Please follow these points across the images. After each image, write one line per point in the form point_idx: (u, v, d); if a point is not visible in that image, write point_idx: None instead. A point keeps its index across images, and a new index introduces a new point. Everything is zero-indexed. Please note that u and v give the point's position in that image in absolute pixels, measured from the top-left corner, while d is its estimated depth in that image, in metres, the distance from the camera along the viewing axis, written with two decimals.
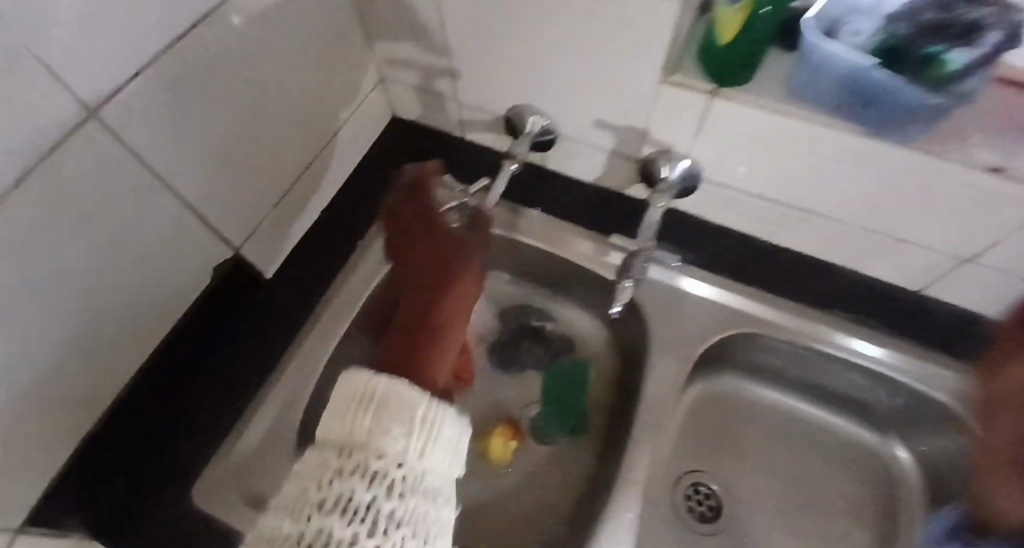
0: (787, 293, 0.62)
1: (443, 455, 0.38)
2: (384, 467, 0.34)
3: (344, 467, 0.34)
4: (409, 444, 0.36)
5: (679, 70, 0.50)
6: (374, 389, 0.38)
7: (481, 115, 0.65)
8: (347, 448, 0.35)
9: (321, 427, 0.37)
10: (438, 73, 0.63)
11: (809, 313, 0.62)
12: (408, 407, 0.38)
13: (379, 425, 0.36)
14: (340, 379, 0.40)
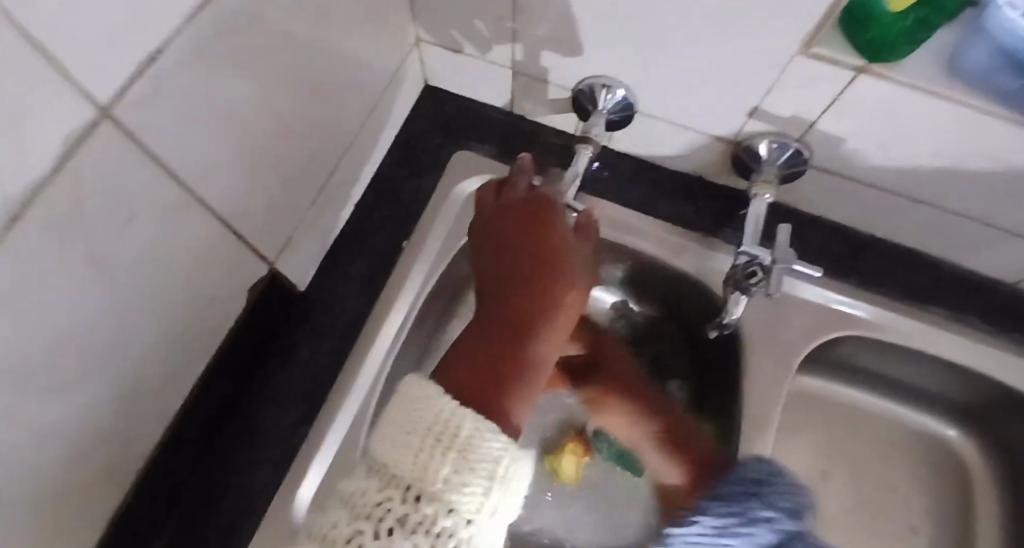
0: (887, 286, 0.57)
1: (505, 522, 0.25)
2: (449, 533, 0.22)
3: (407, 521, 0.22)
4: (481, 500, 0.23)
5: (821, 42, 0.41)
6: (454, 428, 0.25)
7: (546, 89, 0.57)
8: (409, 487, 0.23)
9: (375, 440, 0.25)
10: (490, 41, 0.54)
11: (905, 303, 0.57)
12: (491, 457, 0.24)
13: (450, 478, 0.23)
14: (409, 380, 0.27)
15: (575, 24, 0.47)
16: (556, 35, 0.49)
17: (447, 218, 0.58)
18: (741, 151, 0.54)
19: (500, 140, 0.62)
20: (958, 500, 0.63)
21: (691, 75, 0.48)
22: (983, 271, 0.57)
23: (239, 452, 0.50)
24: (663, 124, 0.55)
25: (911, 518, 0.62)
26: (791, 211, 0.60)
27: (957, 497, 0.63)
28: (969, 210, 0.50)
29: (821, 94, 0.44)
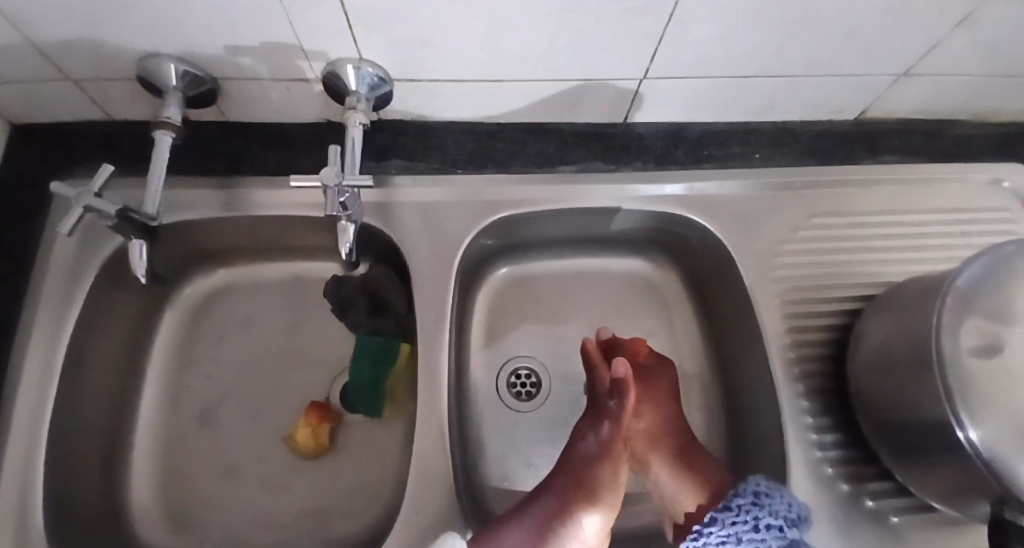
0: (521, 161, 0.62)
1: None
2: None
3: None
4: None
5: None
6: None
7: (109, 87, 0.54)
8: None
9: None
10: (17, 62, 0.50)
11: (538, 169, 0.62)
12: None
13: None
14: None
15: (40, 17, 0.44)
16: (44, 34, 0.46)
17: (73, 255, 0.55)
18: (332, 84, 0.54)
19: (107, 151, 0.59)
20: (679, 318, 0.69)
21: (201, 34, 0.47)
22: (597, 120, 0.64)
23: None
24: (239, 87, 0.54)
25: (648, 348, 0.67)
26: (423, 125, 0.63)
27: (672, 317, 0.69)
28: (522, 73, 0.54)
29: (318, 15, 0.45)
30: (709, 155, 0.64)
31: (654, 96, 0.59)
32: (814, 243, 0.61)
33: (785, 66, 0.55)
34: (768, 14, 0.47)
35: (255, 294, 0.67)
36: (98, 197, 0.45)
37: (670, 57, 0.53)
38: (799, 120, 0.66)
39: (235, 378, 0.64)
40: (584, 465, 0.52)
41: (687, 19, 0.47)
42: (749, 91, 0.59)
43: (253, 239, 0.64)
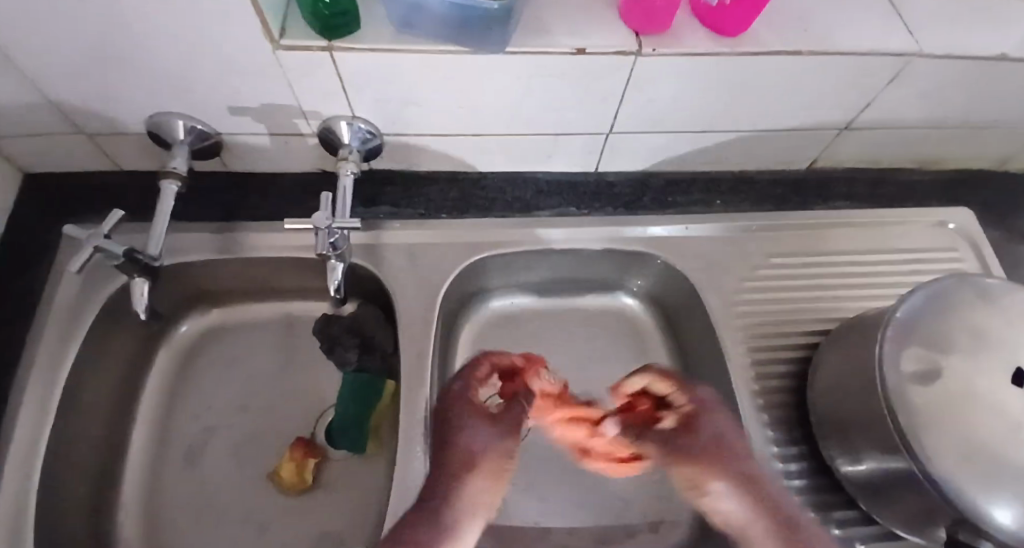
0: (500, 207, 0.67)
1: None
2: None
3: None
4: None
5: (286, 35, 0.47)
6: None
7: (121, 141, 0.59)
8: None
9: None
10: (37, 118, 0.55)
11: (516, 214, 0.67)
12: None
13: None
14: None
15: (64, 79, 0.49)
16: (67, 95, 0.52)
17: (75, 295, 0.58)
18: (326, 138, 0.59)
19: (114, 199, 0.63)
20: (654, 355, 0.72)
21: (207, 95, 0.52)
22: (572, 170, 0.69)
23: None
24: (240, 141, 0.59)
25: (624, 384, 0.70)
26: (410, 175, 0.68)
27: (648, 354, 0.72)
28: (499, 128, 0.60)
29: (314, 78, 0.51)
30: (675, 201, 0.69)
31: (621, 148, 0.65)
32: (774, 283, 0.65)
33: (737, 120, 0.61)
34: (713, 75, 0.54)
35: (248, 333, 0.70)
36: (108, 238, 0.49)
37: (632, 114, 0.59)
38: (757, 170, 0.72)
39: (223, 416, 0.66)
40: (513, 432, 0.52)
41: (642, 80, 0.53)
42: (708, 143, 0.65)
43: (248, 281, 0.67)
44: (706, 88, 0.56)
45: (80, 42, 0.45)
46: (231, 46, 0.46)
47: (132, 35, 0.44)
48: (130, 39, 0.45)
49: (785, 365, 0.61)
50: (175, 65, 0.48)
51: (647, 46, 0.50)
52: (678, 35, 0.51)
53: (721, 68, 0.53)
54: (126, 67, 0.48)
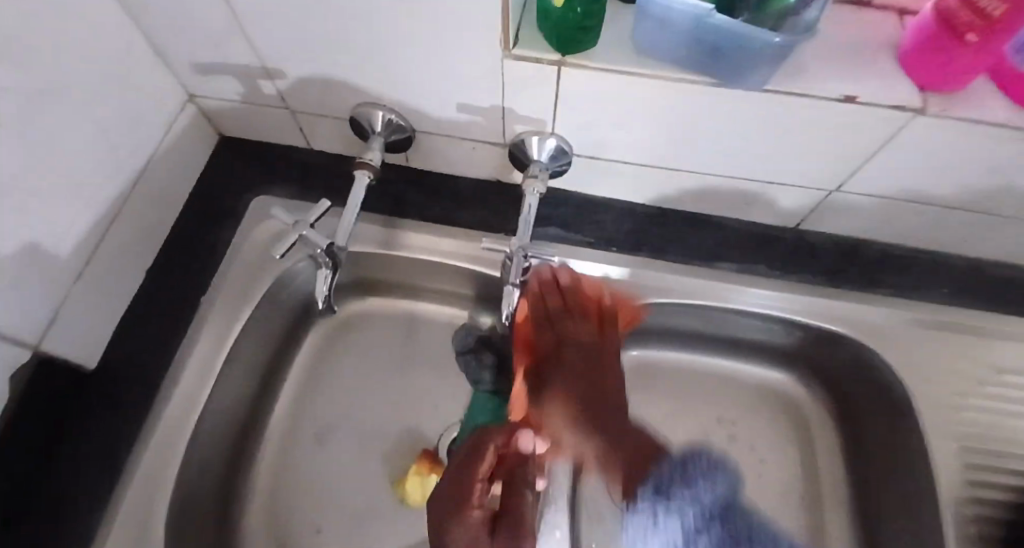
0: (678, 250, 0.61)
1: None
2: None
3: None
4: None
5: (519, 44, 0.44)
6: None
7: (320, 121, 0.59)
8: None
9: None
10: (255, 87, 0.56)
11: (695, 261, 0.60)
12: None
13: None
14: None
15: (292, 55, 0.50)
16: (288, 70, 0.52)
17: (250, 261, 0.59)
18: (516, 150, 0.56)
19: (299, 173, 0.64)
20: (810, 444, 0.65)
21: (418, 92, 0.51)
22: (766, 222, 0.61)
23: (63, 508, 0.49)
24: (430, 138, 0.58)
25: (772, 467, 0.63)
26: (585, 197, 0.64)
27: (805, 439, 0.65)
28: (705, 168, 0.54)
29: (532, 88, 0.47)
30: (886, 279, 0.59)
31: (838, 209, 0.56)
32: (998, 403, 0.56)
33: (1001, 202, 0.51)
34: (1002, 150, 0.44)
35: (387, 327, 0.69)
36: (311, 228, 0.49)
37: (872, 176, 0.50)
38: (996, 260, 0.59)
39: (355, 407, 0.66)
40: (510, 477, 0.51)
41: (904, 143, 0.45)
42: (951, 219, 0.54)
43: (402, 276, 0.66)
44: (980, 163, 0.46)
45: (321, 23, 0.44)
46: (462, 48, 0.44)
47: (370, 24, 0.43)
48: (366, 26, 0.44)
49: (996, 503, 0.52)
50: (399, 59, 0.47)
51: (933, 105, 0.41)
52: (976, 100, 0.41)
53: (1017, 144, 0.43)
54: (352, 52, 0.47)
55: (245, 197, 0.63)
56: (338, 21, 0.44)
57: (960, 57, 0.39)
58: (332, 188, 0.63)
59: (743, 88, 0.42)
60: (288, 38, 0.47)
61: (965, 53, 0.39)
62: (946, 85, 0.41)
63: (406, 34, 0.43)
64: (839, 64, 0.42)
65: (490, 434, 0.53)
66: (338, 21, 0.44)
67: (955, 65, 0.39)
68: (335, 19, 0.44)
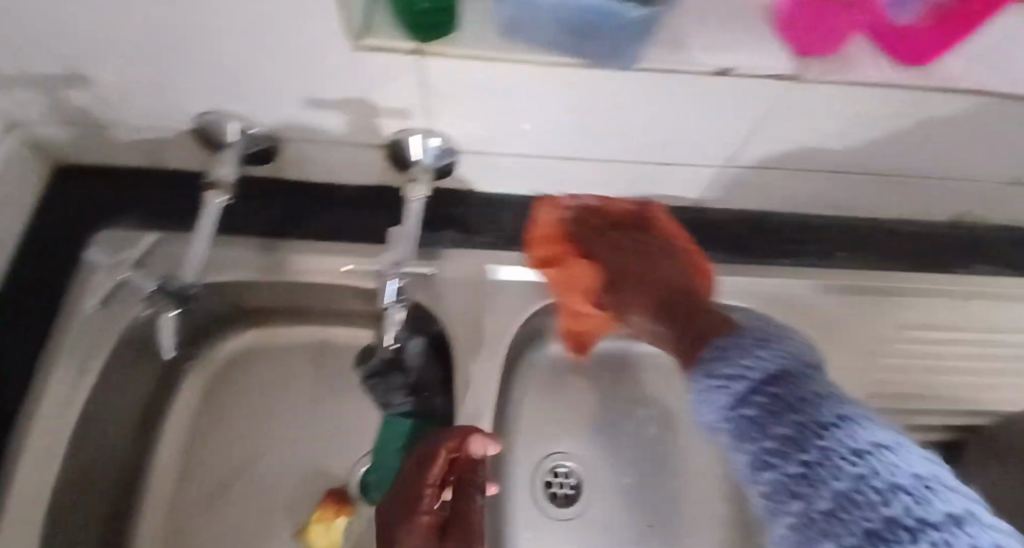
0: (584, 241, 0.58)
1: None
2: None
3: None
4: None
5: (371, 32, 0.39)
6: None
7: (164, 137, 0.51)
8: None
9: None
10: (72, 104, 0.47)
11: (602, 252, 0.57)
12: None
13: None
14: None
15: (106, 63, 0.42)
16: (106, 81, 0.44)
17: (99, 309, 0.51)
18: (395, 151, 0.51)
19: (152, 198, 0.56)
20: None
21: (266, 94, 0.44)
22: (668, 204, 0.59)
23: None
24: (298, 146, 0.51)
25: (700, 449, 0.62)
26: (481, 195, 0.59)
27: None
28: (598, 154, 0.51)
29: (395, 82, 0.42)
30: (789, 250, 0.59)
31: (736, 185, 0.55)
32: (917, 356, 0.57)
33: (884, 163, 0.51)
34: (879, 111, 0.43)
35: (283, 358, 0.63)
36: (133, 269, 0.43)
37: (763, 148, 0.49)
38: (886, 220, 0.61)
39: (253, 454, 0.59)
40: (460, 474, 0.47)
41: (787, 113, 0.43)
42: (841, 184, 0.54)
43: (291, 302, 0.60)
44: (860, 126, 0.46)
45: (126, 22, 0.37)
46: (304, 39, 0.38)
47: (186, 19, 0.36)
48: (183, 23, 0.37)
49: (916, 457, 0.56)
50: (233, 57, 0.40)
51: (812, 71, 0.39)
52: (852, 63, 0.40)
53: (892, 104, 0.43)
54: (179, 56, 0.40)
55: (86, 232, 0.54)
56: (146, 18, 0.36)
57: (832, 18, 0.37)
58: (193, 212, 0.55)
59: (619, 66, 0.39)
60: (92, 43, 0.40)
61: (835, 14, 0.37)
62: (824, 48, 0.39)
63: (233, 28, 0.37)
64: (715, 33, 0.40)
65: (442, 438, 0.45)
66: (147, 18, 0.36)
67: (828, 27, 0.37)
68: (143, 17, 0.37)
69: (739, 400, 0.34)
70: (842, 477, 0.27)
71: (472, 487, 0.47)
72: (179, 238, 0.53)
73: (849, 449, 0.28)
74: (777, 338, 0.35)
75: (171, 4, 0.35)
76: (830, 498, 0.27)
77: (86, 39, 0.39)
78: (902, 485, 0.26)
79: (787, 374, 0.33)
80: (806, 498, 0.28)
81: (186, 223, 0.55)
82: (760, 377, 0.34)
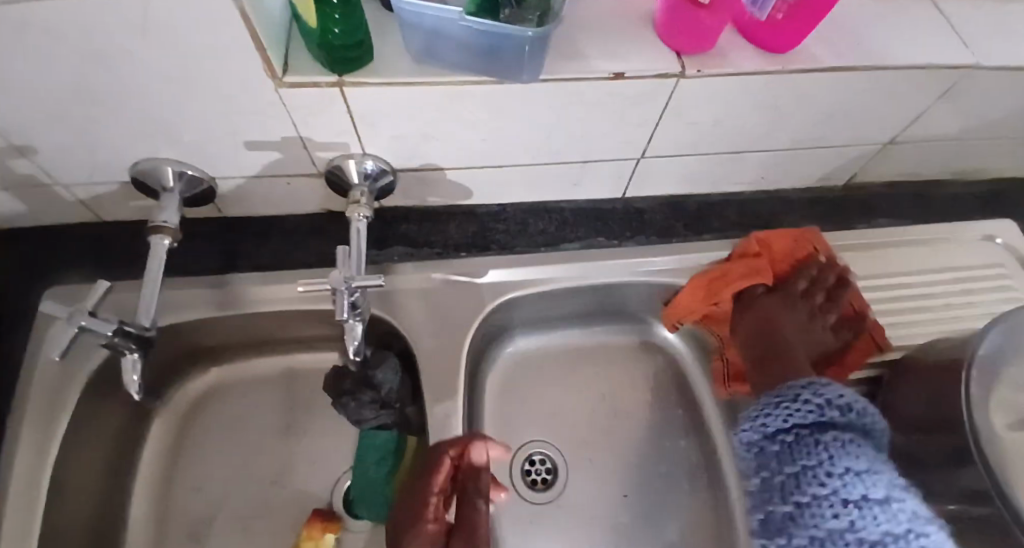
0: (524, 241, 0.62)
1: None
2: None
3: None
4: None
5: (292, 70, 0.41)
6: None
7: (104, 191, 0.52)
8: None
9: None
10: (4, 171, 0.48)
11: (542, 249, 0.61)
12: None
13: None
14: None
15: (37, 129, 0.43)
16: (39, 146, 0.45)
17: (55, 367, 0.51)
18: (334, 177, 0.53)
19: (97, 252, 0.57)
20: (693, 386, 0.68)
21: (199, 138, 0.46)
22: (598, 197, 0.64)
23: None
24: (238, 183, 0.53)
25: (659, 419, 0.67)
26: (423, 210, 0.63)
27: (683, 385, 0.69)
28: (523, 159, 0.55)
29: (323, 114, 0.45)
30: (711, 226, 0.64)
31: (654, 173, 0.60)
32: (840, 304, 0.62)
33: (778, 139, 0.57)
34: (760, 96, 0.49)
35: (249, 391, 0.64)
36: (93, 314, 0.43)
37: (669, 138, 0.54)
38: (792, 189, 0.67)
39: (231, 488, 0.60)
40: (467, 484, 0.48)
41: (683, 105, 0.49)
42: (746, 162, 0.60)
43: (252, 334, 0.61)
44: (748, 111, 0.51)
45: (54, 88, 0.39)
46: (229, 85, 0.40)
47: (114, 79, 0.39)
48: (110, 83, 0.39)
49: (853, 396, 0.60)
50: (163, 108, 0.42)
51: (694, 67, 0.44)
52: (728, 56, 0.46)
53: (769, 88, 0.48)
54: (111, 114, 0.42)
55: (34, 294, 0.55)
56: (74, 83, 0.38)
57: (702, 21, 0.42)
58: (142, 260, 0.56)
59: (525, 79, 0.43)
60: (21, 111, 0.41)
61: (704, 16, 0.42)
62: (699, 46, 0.45)
63: (161, 82, 0.39)
64: (605, 43, 0.45)
65: (444, 444, 0.49)
66: (74, 83, 0.38)
67: (700, 28, 0.43)
68: (71, 82, 0.38)
69: (794, 423, 0.40)
70: (826, 522, 0.33)
71: (473, 487, 0.48)
72: (131, 287, 0.54)
73: (836, 502, 0.33)
74: (813, 385, 0.41)
75: (97, 69, 0.37)
76: (824, 531, 0.33)
77: (14, 108, 0.41)
78: (901, 532, 0.31)
79: (836, 409, 0.39)
80: (802, 530, 0.34)
81: (136, 271, 0.56)
82: (816, 417, 0.39)
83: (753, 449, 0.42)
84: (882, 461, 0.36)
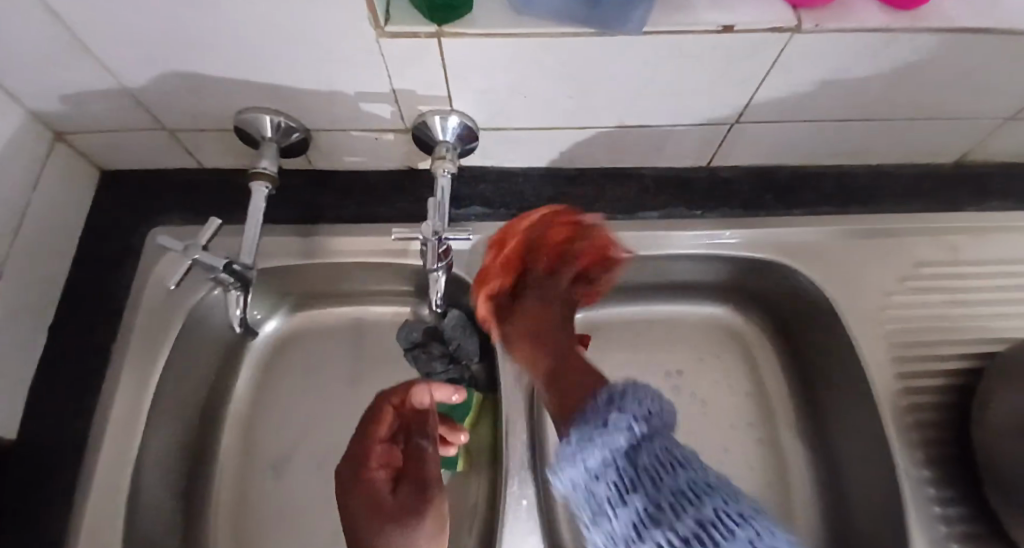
0: (602, 206, 0.61)
1: None
2: None
3: None
4: None
5: (393, 21, 0.42)
6: None
7: (207, 138, 0.55)
8: None
9: None
10: (122, 115, 0.52)
11: (620, 215, 0.60)
12: None
13: None
14: None
15: (154, 75, 0.46)
16: (155, 91, 0.48)
17: (158, 300, 0.55)
18: (419, 133, 0.54)
19: (197, 196, 0.60)
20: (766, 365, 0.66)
21: (298, 89, 0.48)
22: (681, 165, 0.62)
23: None
24: (328, 135, 0.55)
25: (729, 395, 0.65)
26: (501, 170, 0.62)
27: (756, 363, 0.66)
28: (609, 121, 0.54)
29: (417, 66, 0.45)
30: (800, 199, 0.61)
31: (744, 140, 0.57)
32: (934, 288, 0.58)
33: (887, 108, 0.53)
34: (876, 57, 0.46)
35: (326, 338, 0.67)
36: (205, 248, 0.46)
37: (767, 102, 0.51)
38: (894, 164, 0.63)
39: (307, 427, 0.63)
40: (412, 431, 0.45)
41: (788, 64, 0.46)
42: (847, 132, 0.57)
43: (331, 283, 0.64)
44: (860, 74, 0.48)
45: (174, 34, 0.41)
46: (333, 34, 0.41)
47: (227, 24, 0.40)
48: (224, 28, 0.40)
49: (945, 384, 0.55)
50: (268, 56, 0.44)
51: (809, 23, 0.41)
52: (847, 11, 0.42)
53: (888, 49, 0.45)
54: (219, 62, 0.44)
55: (142, 233, 0.59)
56: (192, 29, 0.40)
57: None
58: (236, 207, 0.59)
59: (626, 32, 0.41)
60: (142, 57, 0.44)
61: None
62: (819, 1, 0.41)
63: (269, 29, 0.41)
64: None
65: (386, 392, 0.47)
66: (192, 28, 0.40)
67: None
68: (189, 27, 0.40)
69: (599, 463, 0.34)
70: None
71: (419, 427, 0.46)
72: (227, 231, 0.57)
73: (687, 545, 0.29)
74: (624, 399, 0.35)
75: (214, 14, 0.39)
76: None
77: (136, 53, 0.43)
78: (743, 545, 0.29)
79: (641, 418, 0.34)
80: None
81: (231, 217, 0.59)
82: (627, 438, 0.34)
83: (578, 491, 0.36)
84: (705, 468, 0.33)
